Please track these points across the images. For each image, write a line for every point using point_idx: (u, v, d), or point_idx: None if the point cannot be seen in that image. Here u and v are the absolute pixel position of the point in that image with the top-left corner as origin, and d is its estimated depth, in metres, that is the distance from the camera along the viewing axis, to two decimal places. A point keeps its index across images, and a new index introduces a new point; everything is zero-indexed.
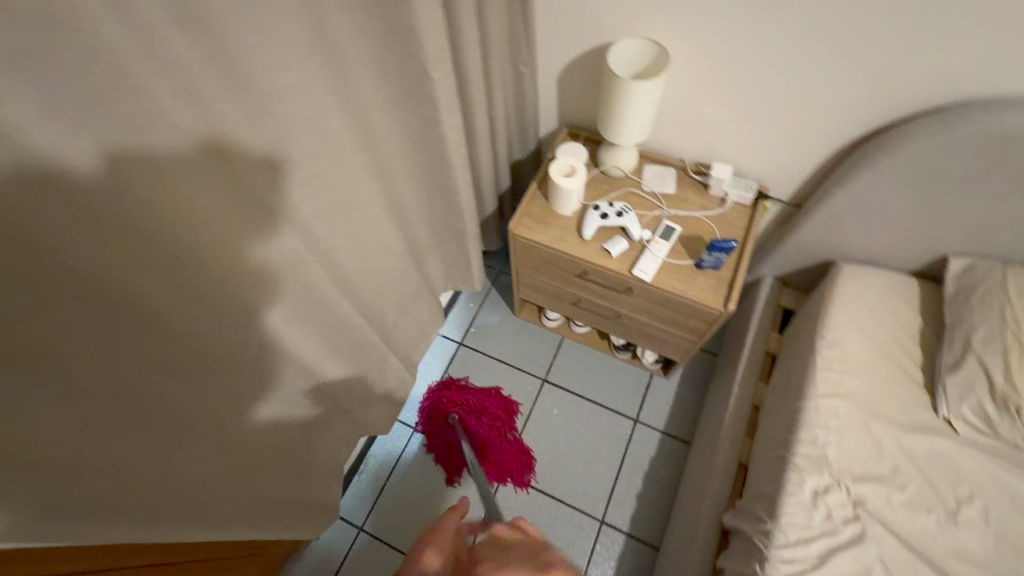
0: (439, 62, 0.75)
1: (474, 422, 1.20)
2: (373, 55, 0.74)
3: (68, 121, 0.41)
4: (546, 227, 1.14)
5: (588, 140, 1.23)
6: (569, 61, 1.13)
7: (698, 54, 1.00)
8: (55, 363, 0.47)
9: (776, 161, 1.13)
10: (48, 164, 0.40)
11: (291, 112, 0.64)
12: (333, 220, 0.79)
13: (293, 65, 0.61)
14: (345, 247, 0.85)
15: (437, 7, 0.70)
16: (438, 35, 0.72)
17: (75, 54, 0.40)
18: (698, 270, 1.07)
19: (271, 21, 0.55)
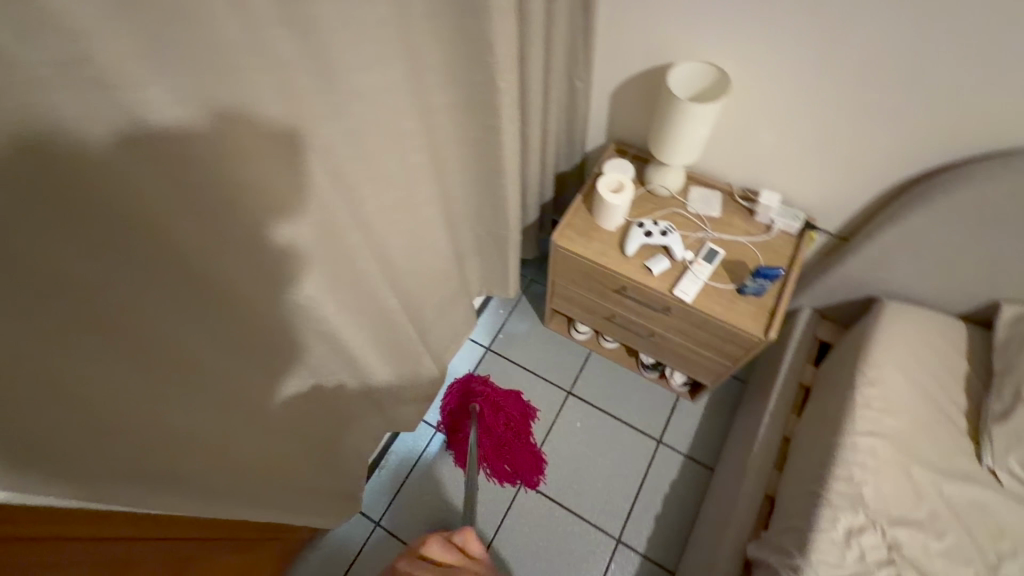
0: (507, 73, 0.77)
1: (493, 414, 1.41)
2: (446, 62, 0.76)
3: (178, 106, 0.43)
4: (589, 240, 1.15)
5: (636, 157, 1.24)
6: (625, 79, 1.14)
7: (756, 78, 1.01)
8: (131, 325, 0.50)
9: (826, 193, 1.12)
10: (154, 141, 0.43)
11: (368, 111, 0.66)
12: (389, 218, 0.81)
13: (376, 67, 0.63)
14: (397, 244, 0.87)
15: (513, 20, 0.72)
16: (510, 47, 0.74)
17: (197, 45, 0.43)
18: (739, 295, 1.07)
19: (363, 25, 0.58)
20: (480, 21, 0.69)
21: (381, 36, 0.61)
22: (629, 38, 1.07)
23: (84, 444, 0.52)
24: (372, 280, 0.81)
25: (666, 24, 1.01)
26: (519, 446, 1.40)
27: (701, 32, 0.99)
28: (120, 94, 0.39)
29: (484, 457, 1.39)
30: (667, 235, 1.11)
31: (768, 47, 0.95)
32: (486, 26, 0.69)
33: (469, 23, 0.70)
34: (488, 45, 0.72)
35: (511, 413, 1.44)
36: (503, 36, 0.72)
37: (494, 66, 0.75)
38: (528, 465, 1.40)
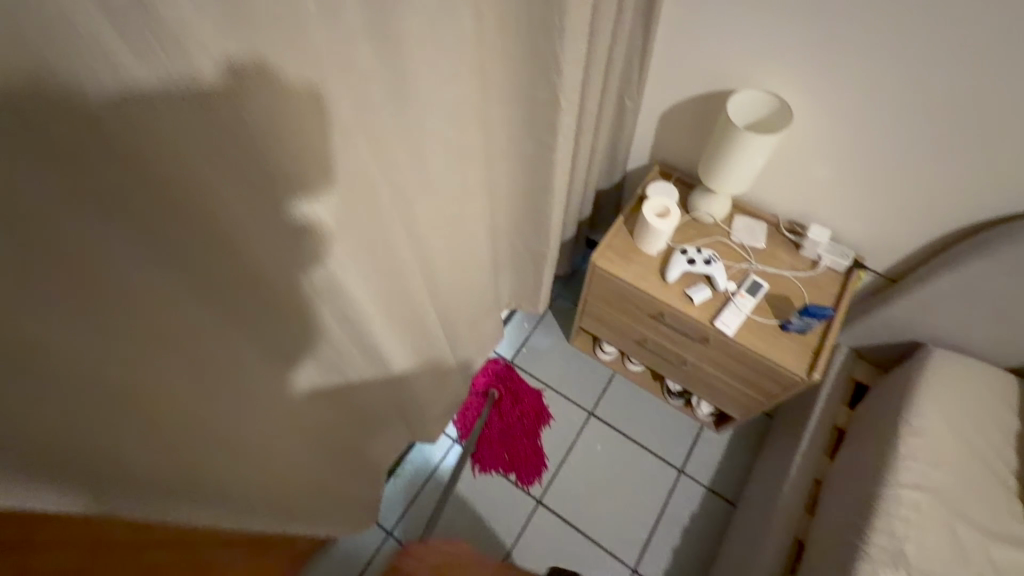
0: (571, 94, 0.75)
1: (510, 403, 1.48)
2: (509, 77, 0.74)
3: (260, 115, 0.41)
4: (629, 263, 1.12)
5: (680, 181, 1.21)
6: (677, 101, 1.12)
7: (817, 109, 0.98)
8: (194, 339, 0.48)
9: (877, 232, 1.09)
10: (238, 147, 0.42)
11: (432, 124, 0.64)
12: (437, 230, 0.80)
13: (445, 80, 0.61)
14: (441, 257, 0.85)
15: (584, 41, 0.70)
16: (578, 67, 0.72)
17: (282, 53, 0.41)
18: (782, 331, 1.04)
19: (440, 39, 0.56)
20: (552, 41, 0.67)
21: (455, 52, 0.60)
22: (685, 60, 1.04)
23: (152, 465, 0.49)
24: (416, 293, 0.79)
25: (726, 49, 0.99)
26: (523, 440, 1.43)
27: (763, 60, 0.96)
28: (210, 102, 0.37)
29: (488, 441, 1.43)
30: (711, 263, 1.08)
31: (831, 79, 0.93)
32: (557, 46, 0.67)
33: (540, 42, 0.68)
34: (556, 65, 0.70)
35: (527, 411, 1.47)
36: (573, 57, 0.70)
37: (559, 85, 0.73)
38: (527, 463, 1.41)
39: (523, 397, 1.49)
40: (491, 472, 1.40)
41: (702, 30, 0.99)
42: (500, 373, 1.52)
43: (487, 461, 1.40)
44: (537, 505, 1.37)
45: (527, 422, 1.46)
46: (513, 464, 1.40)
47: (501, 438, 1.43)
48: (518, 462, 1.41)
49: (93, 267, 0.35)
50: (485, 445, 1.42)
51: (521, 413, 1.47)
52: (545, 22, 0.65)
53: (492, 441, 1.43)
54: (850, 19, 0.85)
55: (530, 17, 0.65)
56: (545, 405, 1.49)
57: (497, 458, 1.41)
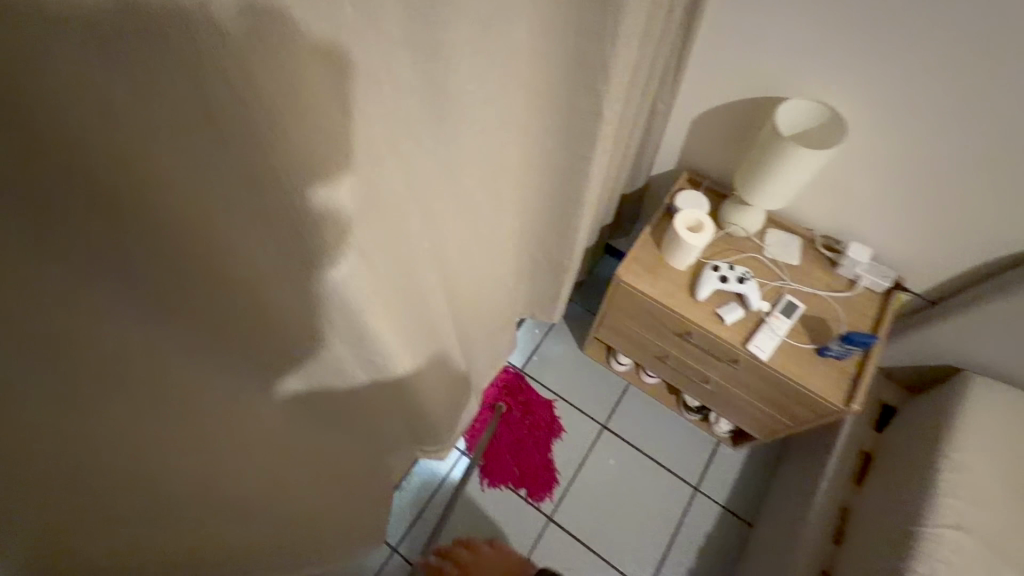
0: (616, 103, 0.67)
1: (521, 415, 1.42)
2: (549, 85, 0.66)
3: (293, 147, 0.34)
4: (657, 278, 1.06)
5: (711, 191, 1.14)
6: (713, 106, 1.04)
7: (870, 124, 0.90)
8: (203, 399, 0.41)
9: (921, 252, 1.03)
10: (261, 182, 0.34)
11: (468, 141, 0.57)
12: (467, 253, 0.72)
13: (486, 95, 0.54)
14: (467, 279, 0.79)
15: (636, 47, 0.62)
16: (626, 74, 0.65)
17: (317, 74, 0.33)
18: (819, 356, 0.98)
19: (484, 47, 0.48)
20: (602, 44, 0.59)
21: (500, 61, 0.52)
22: (727, 64, 0.96)
23: (154, 525, 0.43)
24: (439, 319, 0.72)
25: (774, 54, 0.91)
26: (535, 455, 1.38)
27: (814, 67, 0.88)
28: (221, 123, 0.30)
29: (498, 455, 1.37)
30: (745, 282, 1.02)
31: (890, 92, 0.85)
32: (608, 51, 0.60)
33: (588, 45, 0.60)
34: (603, 71, 0.62)
35: (538, 423, 1.42)
36: (623, 63, 0.62)
37: (605, 94, 0.65)
38: (539, 479, 1.36)
39: (536, 409, 1.44)
40: (500, 486, 1.35)
41: (748, 31, 0.90)
42: (512, 383, 1.46)
43: (497, 475, 1.35)
44: (548, 522, 1.32)
45: (539, 435, 1.41)
46: (524, 479, 1.35)
47: (512, 452, 1.38)
48: (528, 477, 1.36)
49: (83, 337, 0.28)
50: (494, 458, 1.37)
51: (532, 426, 1.42)
52: (596, 23, 0.58)
53: (502, 454, 1.37)
54: (918, 26, 0.77)
55: (580, 18, 0.58)
56: (557, 417, 1.44)
57: (507, 472, 1.36)
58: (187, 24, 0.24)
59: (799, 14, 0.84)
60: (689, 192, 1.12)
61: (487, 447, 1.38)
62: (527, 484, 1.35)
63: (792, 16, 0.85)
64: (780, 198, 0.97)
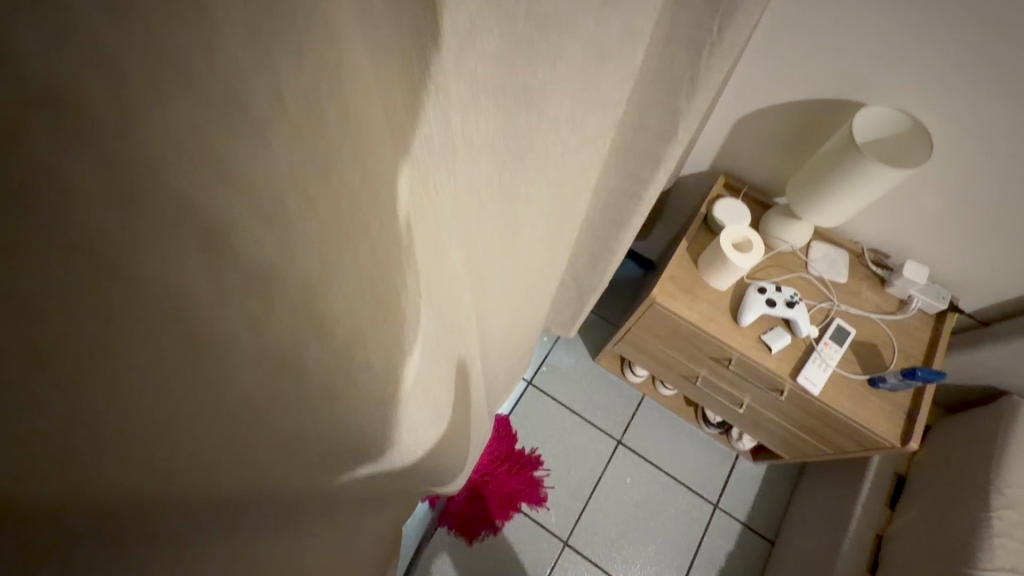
0: (696, 122, 0.54)
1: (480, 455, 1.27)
2: None
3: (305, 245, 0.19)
4: (695, 299, 0.95)
5: (749, 197, 1.05)
6: (763, 106, 0.92)
7: (951, 134, 0.79)
8: None
9: (979, 272, 0.94)
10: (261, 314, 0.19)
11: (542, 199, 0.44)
12: (509, 304, 0.60)
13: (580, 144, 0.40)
14: (504, 327, 0.66)
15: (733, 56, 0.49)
16: (713, 88, 0.52)
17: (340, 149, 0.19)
18: (871, 388, 0.90)
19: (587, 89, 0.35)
20: (695, 50, 0.46)
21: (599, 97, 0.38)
22: (786, 60, 0.83)
23: None
24: (475, 384, 0.60)
25: (848, 52, 0.77)
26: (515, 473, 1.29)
27: (890, 69, 0.76)
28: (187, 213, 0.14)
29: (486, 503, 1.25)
30: (794, 306, 0.92)
31: (982, 101, 0.74)
32: (701, 60, 0.46)
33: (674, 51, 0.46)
34: (689, 83, 0.49)
35: (497, 447, 1.30)
36: (715, 76, 0.49)
37: (686, 111, 0.52)
38: (530, 486, 1.29)
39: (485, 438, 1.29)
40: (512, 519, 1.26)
41: (819, 25, 0.77)
42: None
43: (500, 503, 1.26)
44: (563, 546, 1.25)
45: (505, 455, 1.30)
46: (522, 496, 1.28)
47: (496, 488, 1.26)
48: (524, 491, 1.28)
49: None
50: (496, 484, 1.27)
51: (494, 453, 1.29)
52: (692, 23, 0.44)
53: (495, 490, 1.26)
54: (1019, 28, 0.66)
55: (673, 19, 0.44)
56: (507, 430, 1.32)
57: (512, 497, 1.27)
58: (125, 85, 0.11)
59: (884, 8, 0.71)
60: (727, 200, 1.01)
61: (474, 508, 1.24)
62: (527, 496, 1.28)
63: (877, 9, 0.71)
64: (834, 213, 0.85)
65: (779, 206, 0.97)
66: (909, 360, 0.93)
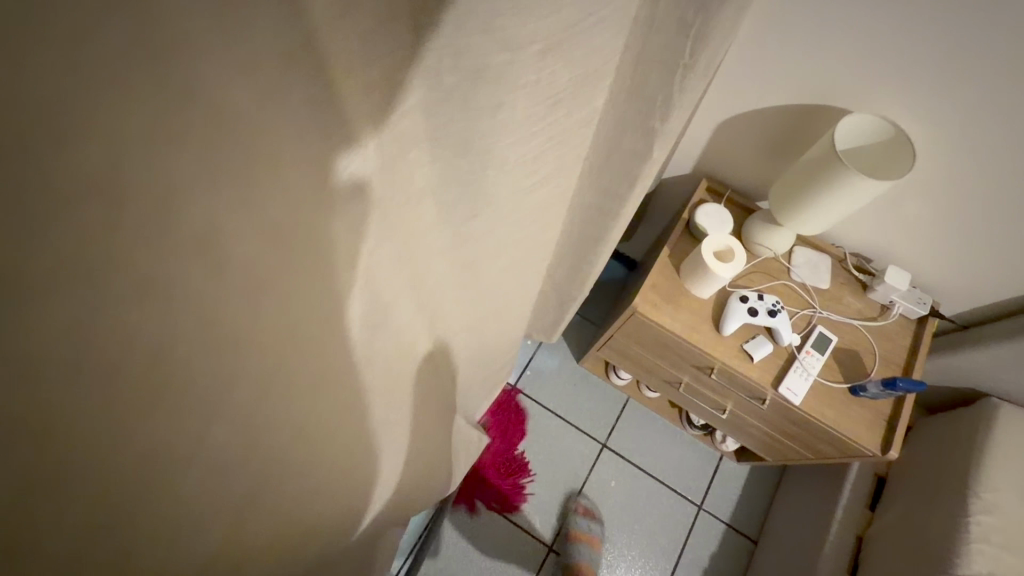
0: (670, 140, 0.52)
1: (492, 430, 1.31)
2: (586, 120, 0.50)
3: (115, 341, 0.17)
4: (677, 309, 0.94)
5: (732, 201, 1.03)
6: (745, 110, 0.89)
7: (934, 142, 0.78)
8: None
9: (960, 277, 0.94)
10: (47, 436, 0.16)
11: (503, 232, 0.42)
12: (480, 331, 0.57)
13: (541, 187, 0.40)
14: (478, 351, 0.63)
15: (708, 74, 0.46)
16: (688, 107, 0.49)
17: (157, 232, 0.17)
18: (852, 396, 0.90)
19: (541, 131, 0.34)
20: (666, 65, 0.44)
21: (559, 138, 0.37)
22: (767, 64, 0.81)
23: None
24: (446, 415, 0.57)
25: (830, 56, 0.75)
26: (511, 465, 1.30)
27: (872, 74, 0.74)
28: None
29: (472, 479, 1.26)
30: (776, 315, 0.91)
31: (964, 107, 0.72)
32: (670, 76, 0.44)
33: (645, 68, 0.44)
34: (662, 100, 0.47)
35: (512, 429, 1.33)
36: (688, 92, 0.47)
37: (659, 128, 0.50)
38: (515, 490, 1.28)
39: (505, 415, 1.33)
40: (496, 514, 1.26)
41: (801, 27, 0.74)
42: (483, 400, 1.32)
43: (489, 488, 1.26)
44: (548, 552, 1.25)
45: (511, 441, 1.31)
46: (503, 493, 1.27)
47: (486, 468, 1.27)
48: (509, 491, 1.28)
49: None
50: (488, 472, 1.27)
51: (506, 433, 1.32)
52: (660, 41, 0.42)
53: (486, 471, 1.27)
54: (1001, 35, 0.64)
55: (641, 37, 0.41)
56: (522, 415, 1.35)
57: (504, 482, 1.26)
58: None
59: (868, 11, 0.68)
60: (709, 205, 0.99)
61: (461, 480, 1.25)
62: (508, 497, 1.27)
63: (859, 13, 0.69)
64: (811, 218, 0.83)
65: (761, 212, 0.95)
66: (890, 366, 0.93)
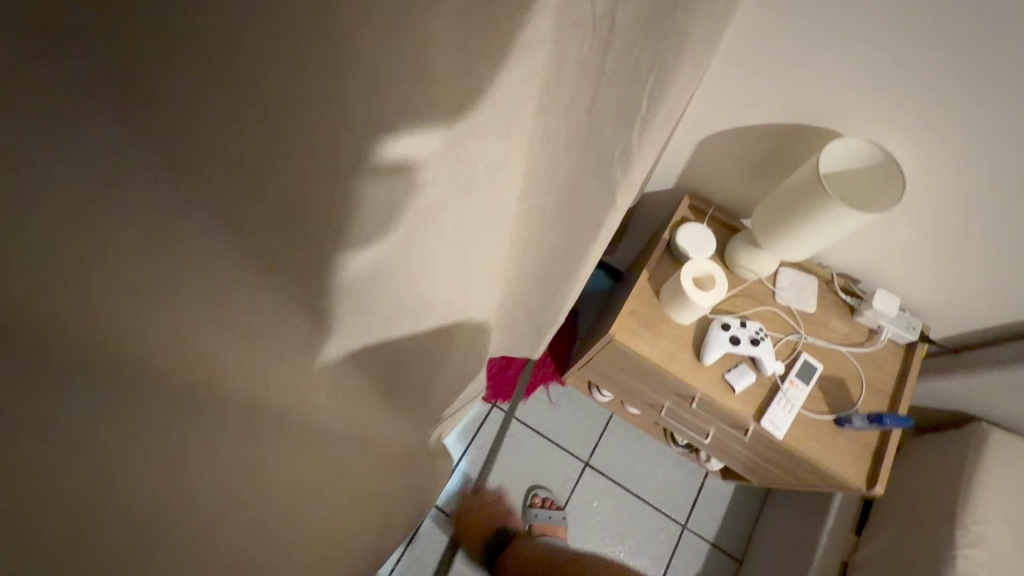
0: (638, 176, 0.47)
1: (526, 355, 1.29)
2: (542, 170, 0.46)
3: None
4: (657, 337, 0.90)
5: (715, 220, 0.98)
6: (728, 129, 0.84)
7: (926, 165, 0.73)
8: None
9: (950, 300, 0.90)
10: None
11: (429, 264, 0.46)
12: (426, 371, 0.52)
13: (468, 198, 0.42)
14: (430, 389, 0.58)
15: (672, 124, 0.42)
16: (651, 157, 0.44)
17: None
18: (838, 427, 0.86)
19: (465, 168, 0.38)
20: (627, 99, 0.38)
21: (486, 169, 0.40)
22: (749, 84, 0.76)
23: None
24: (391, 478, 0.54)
25: (817, 72, 0.70)
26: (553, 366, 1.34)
27: (859, 98, 0.70)
28: None
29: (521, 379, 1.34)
30: (759, 343, 0.87)
31: (958, 130, 0.68)
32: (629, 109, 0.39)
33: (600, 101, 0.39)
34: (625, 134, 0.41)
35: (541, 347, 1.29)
36: (651, 128, 0.41)
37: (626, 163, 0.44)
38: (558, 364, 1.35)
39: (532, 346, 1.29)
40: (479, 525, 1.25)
41: (786, 41, 0.68)
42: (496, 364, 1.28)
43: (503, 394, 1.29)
44: None
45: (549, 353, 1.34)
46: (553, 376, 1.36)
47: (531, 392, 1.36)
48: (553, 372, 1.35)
49: None
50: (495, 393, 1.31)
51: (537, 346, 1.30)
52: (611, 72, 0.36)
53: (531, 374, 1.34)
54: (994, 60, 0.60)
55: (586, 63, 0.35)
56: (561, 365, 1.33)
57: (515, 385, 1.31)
58: None
59: (857, 25, 0.63)
60: (691, 225, 0.94)
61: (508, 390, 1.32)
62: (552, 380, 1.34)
63: (848, 28, 0.64)
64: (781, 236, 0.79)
65: (744, 235, 0.91)
66: (877, 394, 0.89)
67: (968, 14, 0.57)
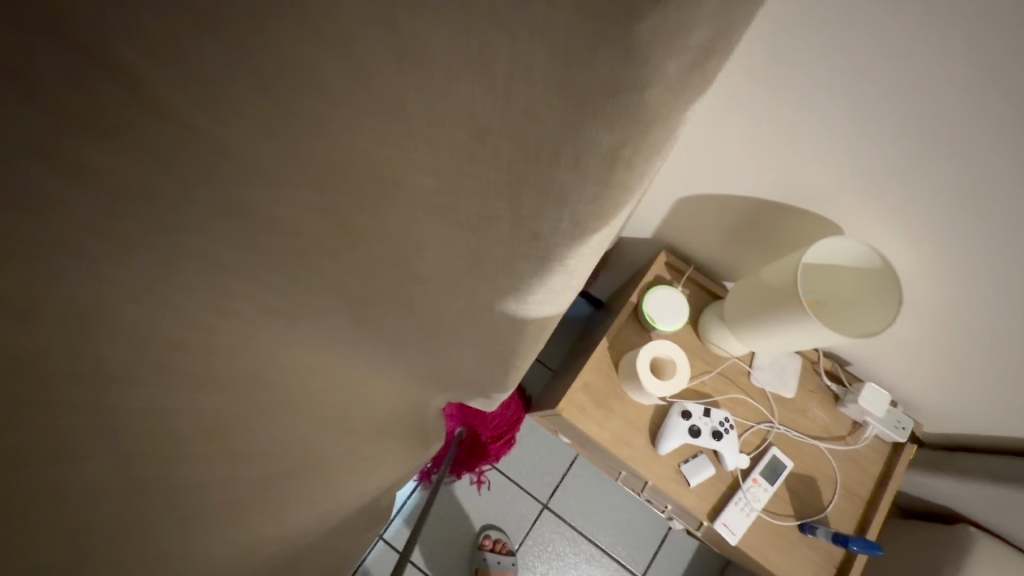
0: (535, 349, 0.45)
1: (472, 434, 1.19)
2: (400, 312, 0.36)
3: None
4: (609, 416, 0.80)
5: (692, 281, 0.87)
6: (710, 193, 0.71)
7: (933, 271, 0.61)
8: None
9: (948, 399, 0.79)
10: None
11: None
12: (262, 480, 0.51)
13: None
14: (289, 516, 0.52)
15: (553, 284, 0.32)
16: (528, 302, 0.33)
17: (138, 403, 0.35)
18: (800, 533, 0.78)
19: None
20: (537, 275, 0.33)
21: None
22: (738, 150, 0.62)
23: None
24: None
25: (807, 147, 0.57)
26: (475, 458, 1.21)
27: (861, 191, 0.57)
28: None
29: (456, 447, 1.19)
30: (721, 437, 0.78)
31: (980, 241, 0.54)
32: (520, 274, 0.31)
33: (505, 274, 0.32)
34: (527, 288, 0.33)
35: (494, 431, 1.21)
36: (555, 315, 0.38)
37: (536, 337, 0.42)
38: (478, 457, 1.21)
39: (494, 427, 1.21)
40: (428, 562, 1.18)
41: (771, 111, 0.55)
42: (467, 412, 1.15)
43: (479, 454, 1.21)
44: None
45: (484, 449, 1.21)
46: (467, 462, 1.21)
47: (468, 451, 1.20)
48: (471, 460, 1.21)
49: None
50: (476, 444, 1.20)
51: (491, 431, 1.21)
52: (548, 253, 0.28)
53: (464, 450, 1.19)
54: None
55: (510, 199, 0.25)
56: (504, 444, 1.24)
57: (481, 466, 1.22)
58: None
59: (848, 106, 0.50)
60: (663, 290, 0.83)
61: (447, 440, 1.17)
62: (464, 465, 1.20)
63: (840, 106, 0.51)
64: (755, 314, 0.69)
65: (720, 310, 0.79)
66: (852, 498, 0.80)
67: (1007, 120, 0.44)
